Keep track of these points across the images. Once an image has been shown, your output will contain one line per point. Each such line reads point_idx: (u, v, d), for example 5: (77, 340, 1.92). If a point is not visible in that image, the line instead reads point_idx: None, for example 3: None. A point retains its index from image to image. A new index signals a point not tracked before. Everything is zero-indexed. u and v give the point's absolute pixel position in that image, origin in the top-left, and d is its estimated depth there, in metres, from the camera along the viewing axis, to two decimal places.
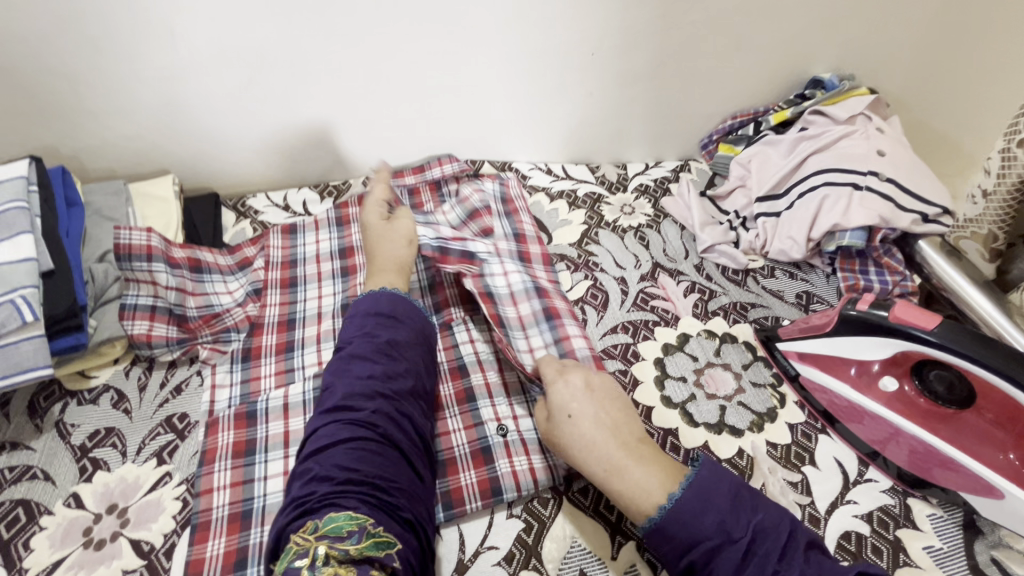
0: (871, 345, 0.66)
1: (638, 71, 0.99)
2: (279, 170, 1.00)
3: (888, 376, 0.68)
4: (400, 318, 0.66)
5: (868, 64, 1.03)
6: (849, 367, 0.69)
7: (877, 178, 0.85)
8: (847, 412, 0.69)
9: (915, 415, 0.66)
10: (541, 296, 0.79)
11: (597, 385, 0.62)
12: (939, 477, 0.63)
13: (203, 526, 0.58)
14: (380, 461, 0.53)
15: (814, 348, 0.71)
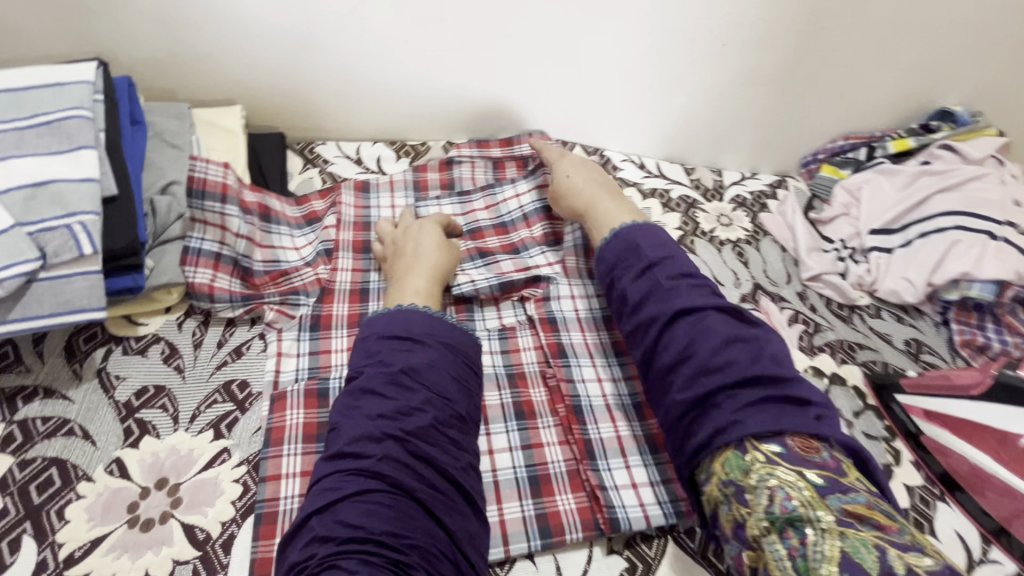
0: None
1: (765, 72, 0.90)
2: (353, 119, 0.90)
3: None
4: (417, 338, 0.56)
5: (1002, 104, 0.96)
6: (984, 433, 0.64)
7: (1014, 230, 0.79)
8: (972, 479, 0.63)
9: None
10: (611, 328, 0.71)
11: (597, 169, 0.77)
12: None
13: (269, 519, 0.50)
14: (387, 515, 0.45)
15: (943, 407, 0.67)
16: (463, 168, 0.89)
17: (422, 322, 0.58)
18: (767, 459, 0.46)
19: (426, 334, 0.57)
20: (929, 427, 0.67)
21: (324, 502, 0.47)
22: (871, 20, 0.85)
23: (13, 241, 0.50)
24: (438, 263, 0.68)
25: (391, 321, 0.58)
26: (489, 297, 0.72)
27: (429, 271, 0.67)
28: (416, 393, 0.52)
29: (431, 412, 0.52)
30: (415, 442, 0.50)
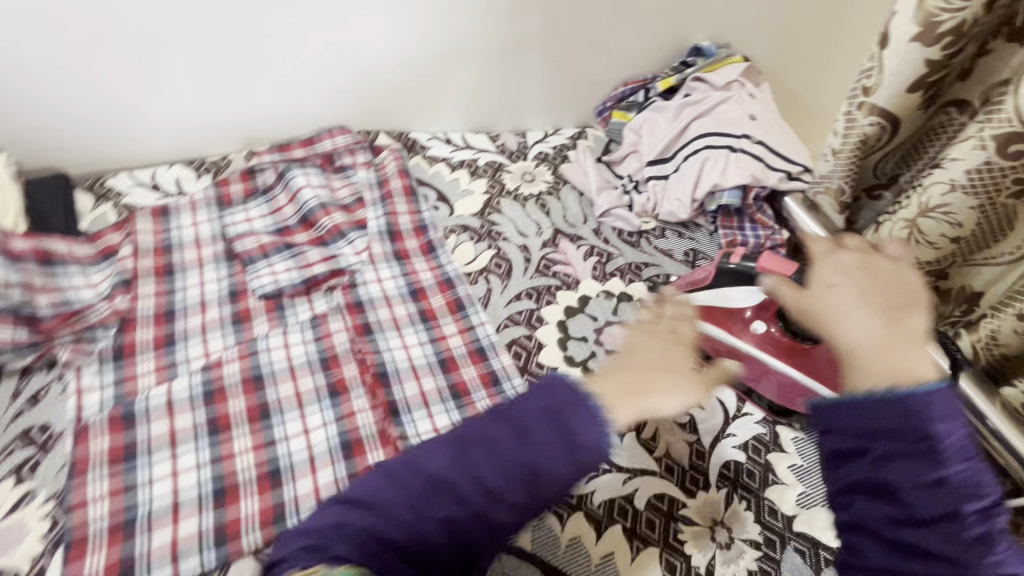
0: (745, 296, 0.70)
1: (531, 37, 0.98)
2: (143, 145, 0.90)
3: (758, 320, 0.70)
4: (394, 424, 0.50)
5: (743, 36, 1.10)
6: (725, 315, 0.72)
7: (750, 140, 0.93)
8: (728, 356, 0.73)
9: (782, 354, 0.68)
10: (416, 299, 0.78)
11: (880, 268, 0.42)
12: (801, 404, 0.69)
13: (78, 543, 0.53)
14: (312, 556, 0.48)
15: (705, 300, 0.73)
16: (267, 175, 0.91)
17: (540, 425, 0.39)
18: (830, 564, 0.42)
19: (528, 431, 0.39)
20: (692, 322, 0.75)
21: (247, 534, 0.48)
22: None
23: None
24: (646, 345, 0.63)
25: (529, 402, 0.40)
26: (297, 293, 0.76)
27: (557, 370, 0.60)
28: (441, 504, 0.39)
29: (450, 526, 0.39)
30: None
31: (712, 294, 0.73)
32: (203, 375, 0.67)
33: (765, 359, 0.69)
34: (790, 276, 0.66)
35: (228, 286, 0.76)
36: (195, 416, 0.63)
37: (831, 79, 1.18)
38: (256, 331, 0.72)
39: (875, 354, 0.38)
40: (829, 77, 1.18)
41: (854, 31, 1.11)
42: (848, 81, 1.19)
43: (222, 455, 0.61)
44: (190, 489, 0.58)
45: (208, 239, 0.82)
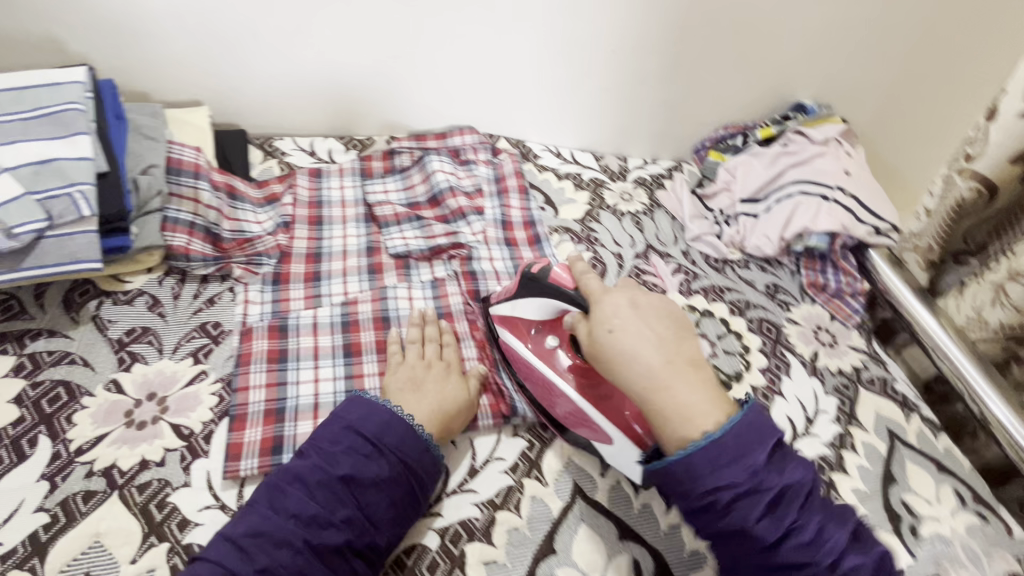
0: (536, 307, 0.68)
1: (651, 73, 1.10)
2: (306, 117, 1.05)
3: (551, 336, 0.71)
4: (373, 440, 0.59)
5: (844, 99, 1.17)
6: (527, 331, 0.72)
7: (843, 193, 1.00)
8: (532, 374, 0.70)
9: (571, 377, 0.67)
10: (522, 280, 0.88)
11: (646, 303, 0.59)
12: (561, 405, 0.67)
13: (240, 417, 0.64)
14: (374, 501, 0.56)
15: (500, 308, 0.73)
16: (403, 157, 1.03)
17: (413, 449, 0.60)
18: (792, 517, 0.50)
19: (391, 446, 0.59)
20: (501, 330, 0.73)
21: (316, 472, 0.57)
22: (728, 28, 1.05)
23: (25, 206, 0.63)
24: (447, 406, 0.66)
25: (372, 423, 0.60)
26: (424, 258, 0.87)
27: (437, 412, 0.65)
28: (343, 507, 0.55)
29: (349, 531, 0.54)
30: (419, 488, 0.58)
31: (511, 304, 0.71)
32: (342, 307, 0.78)
33: (541, 366, 0.69)
34: (567, 289, 0.64)
35: (365, 242, 0.89)
36: (334, 339, 0.74)
37: (921, 152, 1.24)
38: (386, 281, 0.83)
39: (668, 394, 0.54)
40: (917, 150, 1.24)
41: (953, 109, 1.17)
42: (938, 156, 1.24)
43: (354, 373, 0.71)
44: (328, 395, 0.68)
45: (351, 202, 0.95)
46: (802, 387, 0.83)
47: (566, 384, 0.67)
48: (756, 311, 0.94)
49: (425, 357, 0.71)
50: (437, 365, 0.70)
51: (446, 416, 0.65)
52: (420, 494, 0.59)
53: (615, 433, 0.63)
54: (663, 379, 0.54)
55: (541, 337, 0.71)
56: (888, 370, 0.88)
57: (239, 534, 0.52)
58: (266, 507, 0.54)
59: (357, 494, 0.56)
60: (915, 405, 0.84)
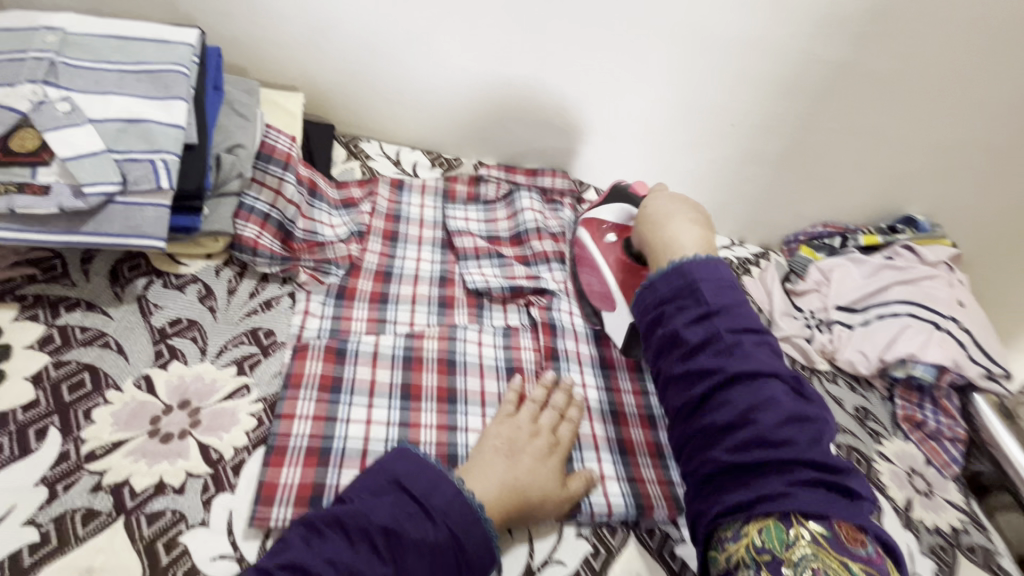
0: (615, 210, 0.83)
1: (764, 153, 1.02)
2: (398, 125, 0.99)
3: (614, 237, 0.82)
4: (428, 507, 0.48)
5: (956, 222, 1.07)
6: (597, 229, 0.84)
7: (955, 324, 0.91)
8: (583, 256, 0.83)
9: (623, 270, 0.78)
10: (601, 344, 0.78)
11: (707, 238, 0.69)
12: (597, 300, 0.79)
13: (279, 450, 0.55)
14: (416, 558, 0.44)
15: (591, 210, 0.86)
16: (490, 187, 0.96)
17: (463, 518, 0.48)
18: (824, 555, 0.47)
19: (440, 510, 0.48)
20: (579, 233, 0.85)
21: (365, 501, 0.47)
22: (857, 126, 0.97)
23: (100, 163, 0.57)
24: (532, 493, 0.54)
25: (422, 477, 0.50)
26: (501, 298, 0.79)
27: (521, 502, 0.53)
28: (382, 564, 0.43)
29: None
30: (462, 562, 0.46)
31: (595, 208, 0.85)
32: (407, 340, 0.69)
33: (597, 257, 0.81)
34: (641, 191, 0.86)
35: (439, 271, 0.81)
36: (393, 376, 0.65)
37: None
38: (456, 319, 0.75)
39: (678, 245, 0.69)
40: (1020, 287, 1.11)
41: None
42: None
43: (410, 422, 0.61)
44: (379, 443, 0.59)
45: (429, 222, 0.88)
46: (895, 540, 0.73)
47: (607, 271, 0.79)
48: (844, 436, 0.83)
49: (537, 425, 0.61)
50: (546, 438, 0.60)
51: (522, 498, 0.54)
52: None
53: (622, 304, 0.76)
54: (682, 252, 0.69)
55: (609, 244, 0.82)
56: (990, 539, 0.77)
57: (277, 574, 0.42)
58: (303, 544, 0.44)
59: (397, 553, 0.44)
60: None
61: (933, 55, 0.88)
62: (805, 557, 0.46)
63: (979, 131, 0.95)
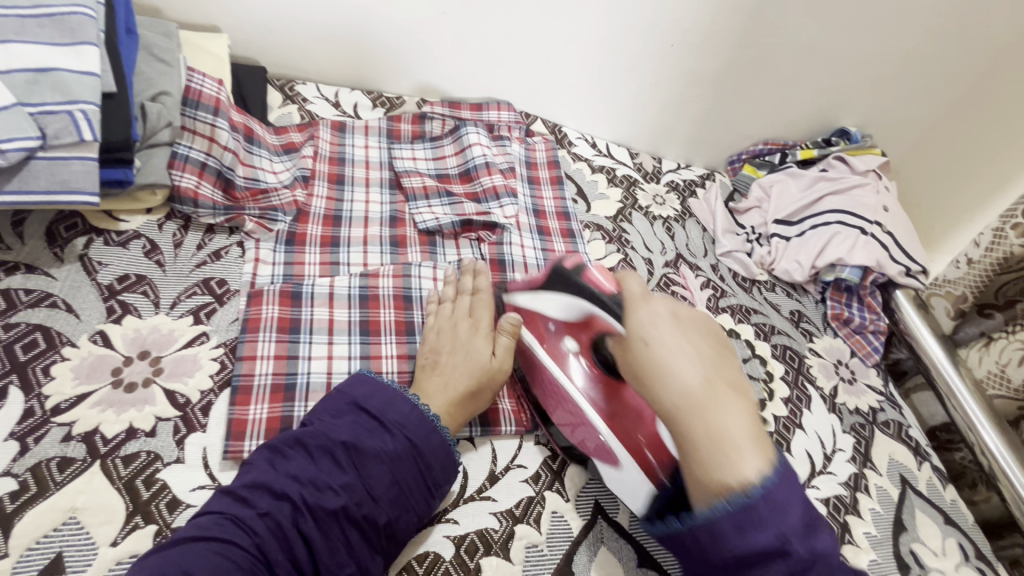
0: (563, 304, 0.64)
1: (706, 73, 1.04)
2: (334, 65, 0.96)
3: (569, 338, 0.65)
4: (385, 422, 0.52)
5: (889, 131, 1.11)
6: (543, 328, 0.67)
7: (880, 228, 0.98)
8: (540, 375, 0.66)
9: (594, 389, 0.63)
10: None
11: (687, 315, 0.52)
12: (558, 414, 0.64)
13: (244, 390, 0.57)
14: (374, 465, 0.49)
15: (526, 303, 0.68)
16: (435, 124, 0.95)
17: (420, 427, 0.52)
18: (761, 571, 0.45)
19: (397, 423, 0.52)
20: (521, 329, 0.69)
21: (326, 423, 0.51)
22: (793, 41, 0.99)
23: (14, 117, 0.54)
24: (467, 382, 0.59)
25: (377, 397, 0.53)
26: (453, 235, 0.81)
27: (458, 392, 0.58)
28: (343, 474, 0.48)
29: (347, 497, 0.47)
30: (421, 468, 0.51)
31: (534, 294, 0.67)
32: (361, 279, 0.70)
33: (551, 365, 0.65)
34: (606, 294, 0.60)
35: (389, 211, 0.81)
36: (351, 314, 0.67)
37: (966, 194, 1.13)
38: (410, 257, 0.77)
39: (689, 409, 0.45)
40: (942, 194, 1.15)
41: (988, 156, 1.08)
42: (957, 205, 1.15)
43: (371, 354, 0.65)
44: (342, 375, 0.62)
45: (375, 163, 0.87)
46: (821, 422, 0.81)
47: (579, 391, 0.63)
48: (779, 337, 0.91)
49: (453, 316, 0.66)
50: (463, 323, 0.64)
51: (466, 389, 0.58)
52: (430, 480, 0.51)
53: (626, 457, 0.59)
54: (699, 406, 0.45)
55: (554, 326, 0.66)
56: (903, 415, 0.87)
57: (243, 491, 0.46)
58: (267, 464, 0.48)
59: (358, 464, 0.48)
60: (926, 452, 0.84)
61: None
62: None
63: (906, 41, 0.98)
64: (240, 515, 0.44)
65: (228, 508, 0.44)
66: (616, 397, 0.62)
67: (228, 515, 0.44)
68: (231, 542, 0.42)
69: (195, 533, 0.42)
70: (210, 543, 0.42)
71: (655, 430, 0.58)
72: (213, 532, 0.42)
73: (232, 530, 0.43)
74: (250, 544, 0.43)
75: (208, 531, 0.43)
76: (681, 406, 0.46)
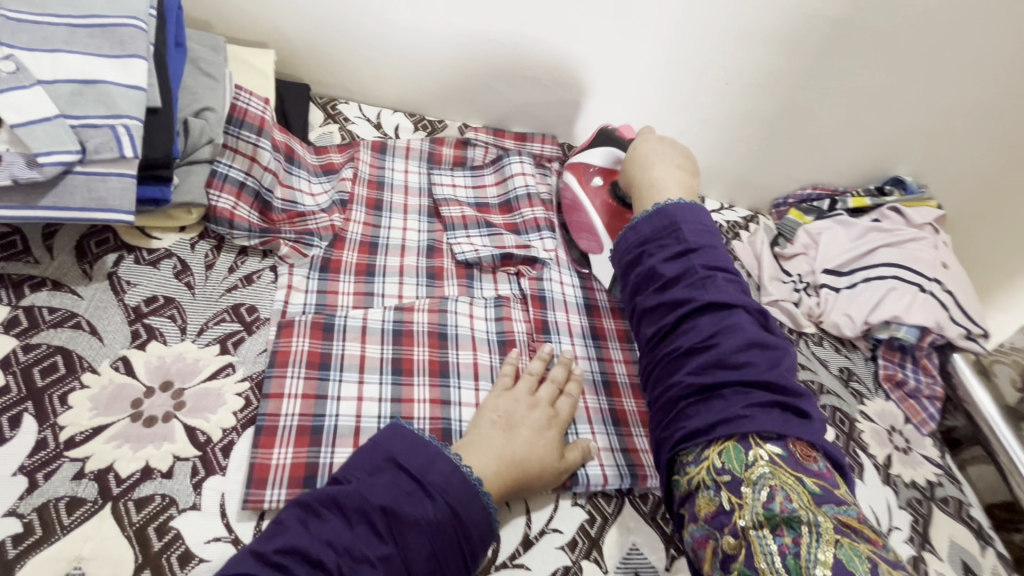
0: (603, 154, 0.82)
1: (759, 114, 1.00)
2: (378, 86, 0.94)
3: (599, 180, 0.83)
4: (425, 485, 0.47)
5: (947, 183, 1.06)
6: (585, 174, 0.84)
7: (938, 286, 0.92)
8: (571, 204, 0.84)
9: (605, 215, 0.80)
10: (593, 316, 0.76)
11: (692, 183, 0.72)
12: (580, 239, 0.82)
13: (269, 431, 0.53)
14: (415, 534, 0.44)
15: (576, 155, 0.85)
16: (478, 151, 0.92)
17: (462, 492, 0.47)
18: (769, 457, 0.50)
19: (438, 486, 0.47)
20: (567, 176, 0.86)
21: (362, 483, 0.46)
22: (854, 86, 0.95)
23: (56, 131, 0.52)
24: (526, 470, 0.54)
25: (417, 455, 0.49)
26: (491, 268, 0.77)
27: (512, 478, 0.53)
28: (381, 543, 0.43)
29: (384, 570, 0.42)
30: (459, 539, 0.46)
31: (583, 150, 0.84)
32: (396, 313, 0.67)
33: (580, 196, 0.83)
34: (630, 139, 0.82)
35: (426, 240, 0.78)
36: (384, 351, 0.63)
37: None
38: (446, 291, 0.73)
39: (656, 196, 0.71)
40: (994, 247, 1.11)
41: None
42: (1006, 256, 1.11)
43: (402, 397, 0.60)
44: (372, 420, 0.58)
45: (414, 189, 0.84)
46: (875, 495, 0.75)
47: (593, 207, 0.82)
48: (828, 396, 0.85)
49: (513, 390, 0.61)
50: (529, 396, 0.60)
51: (521, 474, 0.54)
52: (469, 551, 0.47)
53: (611, 246, 0.78)
54: (681, 191, 0.70)
55: (594, 181, 0.83)
56: (963, 491, 0.81)
57: (274, 556, 0.41)
58: (300, 525, 0.44)
59: (397, 533, 0.44)
60: (990, 536, 0.77)
61: (936, 11, 0.85)
62: (761, 470, 0.49)
63: (975, 94, 0.94)
64: None
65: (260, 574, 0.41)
66: (624, 221, 0.80)
67: None
68: None
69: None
70: None
71: None
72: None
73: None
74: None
75: None
76: (658, 202, 0.69)
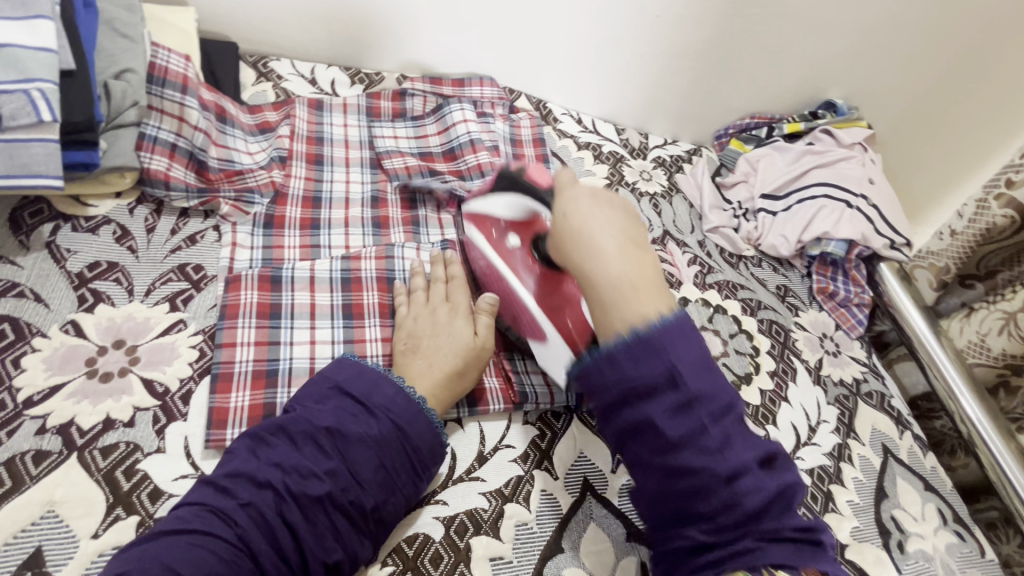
0: (509, 204, 0.66)
1: (692, 45, 1.01)
2: (308, 40, 0.92)
3: (514, 235, 0.68)
4: (370, 408, 0.51)
5: (875, 103, 1.09)
6: (494, 227, 0.69)
7: (864, 202, 0.98)
8: (488, 268, 0.69)
9: (536, 284, 0.65)
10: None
11: (607, 198, 0.58)
12: (507, 307, 0.68)
13: (225, 377, 0.56)
14: (359, 448, 0.48)
15: (474, 205, 0.70)
16: (416, 101, 0.93)
17: (405, 409, 0.52)
18: None
19: (381, 406, 0.51)
20: (470, 227, 0.72)
21: (308, 410, 0.50)
22: (780, 9, 0.97)
23: None
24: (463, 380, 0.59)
25: (362, 381, 0.53)
26: (435, 215, 0.80)
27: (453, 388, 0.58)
28: (328, 459, 0.47)
29: (331, 482, 0.46)
30: (406, 455, 0.50)
31: (483, 199, 0.69)
32: (342, 262, 0.69)
33: (505, 269, 0.67)
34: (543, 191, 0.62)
35: (370, 192, 0.79)
36: (333, 298, 0.65)
37: (1009, 116, 1.04)
38: (392, 238, 0.75)
39: (621, 283, 0.52)
40: (930, 167, 1.14)
41: (970, 124, 1.07)
42: (942, 175, 1.14)
43: (355, 338, 0.63)
44: (325, 360, 0.61)
45: (355, 143, 0.85)
46: (806, 394, 0.82)
47: (523, 288, 0.65)
48: (766, 312, 0.91)
49: (429, 303, 0.64)
50: (442, 308, 0.64)
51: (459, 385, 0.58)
52: (418, 463, 0.51)
53: (553, 335, 0.62)
54: (628, 285, 0.52)
55: (507, 236, 0.68)
56: (886, 385, 0.89)
57: (222, 481, 0.45)
58: (248, 453, 0.47)
59: (343, 449, 0.48)
60: (908, 422, 0.85)
61: None
62: None
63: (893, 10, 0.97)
64: (220, 505, 0.44)
65: (209, 499, 0.44)
66: (558, 305, 0.64)
67: (207, 507, 0.43)
68: (209, 533, 0.42)
69: (174, 525, 0.42)
70: (194, 538, 0.41)
71: (581, 314, 0.63)
72: (192, 524, 0.42)
73: (211, 521, 0.43)
74: (230, 535, 0.42)
75: (190, 523, 0.42)
76: (622, 305, 0.51)
